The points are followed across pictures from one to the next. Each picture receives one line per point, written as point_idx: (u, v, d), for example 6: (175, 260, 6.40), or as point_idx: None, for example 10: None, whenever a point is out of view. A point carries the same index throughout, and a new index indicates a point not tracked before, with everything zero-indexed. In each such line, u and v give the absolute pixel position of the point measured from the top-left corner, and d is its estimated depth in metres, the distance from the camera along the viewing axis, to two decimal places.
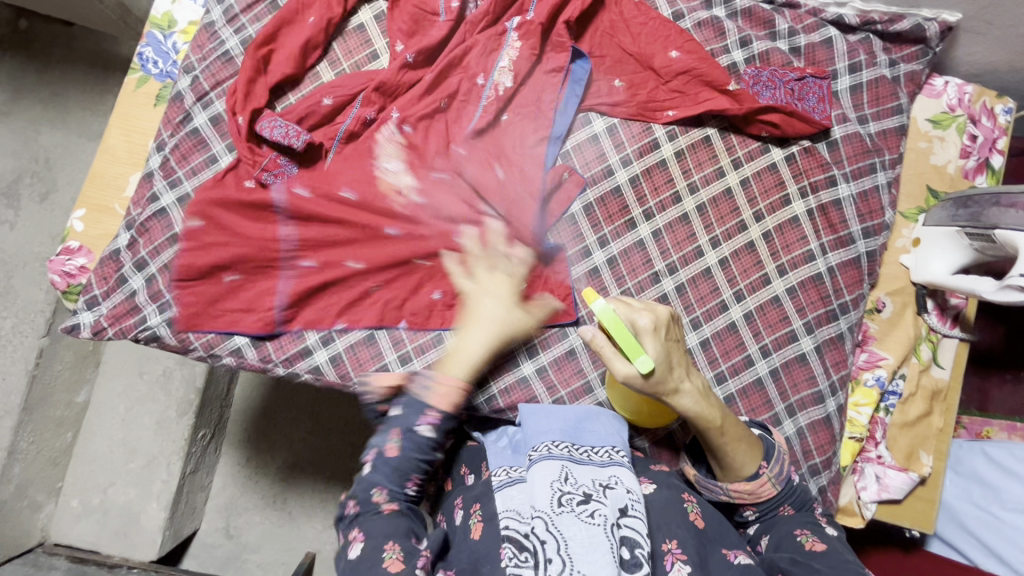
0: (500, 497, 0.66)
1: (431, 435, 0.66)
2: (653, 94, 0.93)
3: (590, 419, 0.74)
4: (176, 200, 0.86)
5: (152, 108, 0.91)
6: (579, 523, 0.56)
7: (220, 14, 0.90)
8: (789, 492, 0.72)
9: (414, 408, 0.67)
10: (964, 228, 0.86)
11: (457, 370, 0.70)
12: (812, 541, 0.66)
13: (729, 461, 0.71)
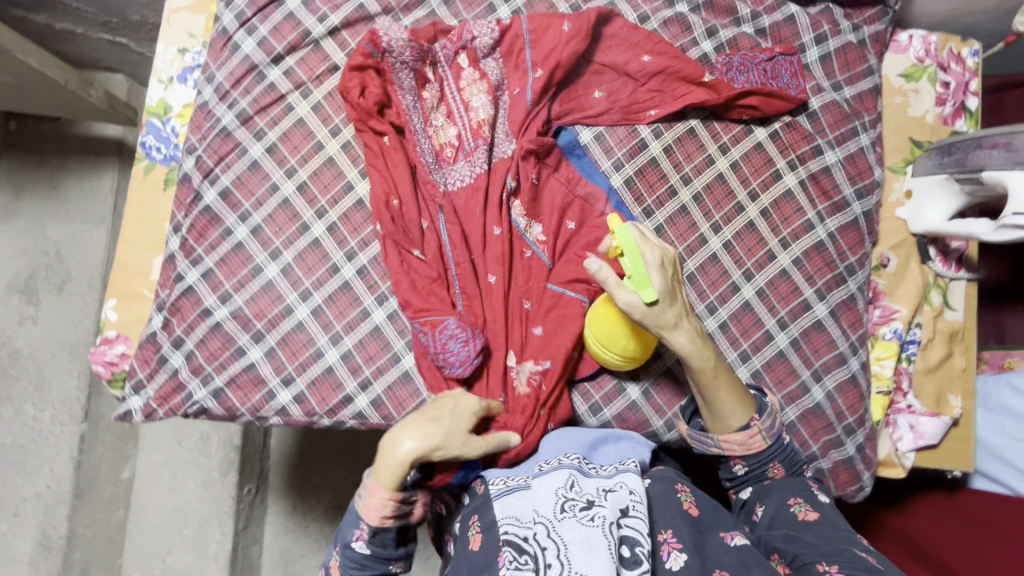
0: (499, 505, 0.67)
1: (364, 550, 0.72)
2: (635, 97, 0.97)
3: (605, 441, 0.82)
4: (201, 276, 0.90)
5: (162, 192, 0.95)
6: (581, 527, 0.60)
7: (212, 93, 0.94)
8: (783, 452, 0.76)
9: (350, 521, 0.73)
10: (952, 174, 0.89)
11: (386, 481, 0.69)
12: (805, 511, 0.71)
13: (720, 408, 0.75)
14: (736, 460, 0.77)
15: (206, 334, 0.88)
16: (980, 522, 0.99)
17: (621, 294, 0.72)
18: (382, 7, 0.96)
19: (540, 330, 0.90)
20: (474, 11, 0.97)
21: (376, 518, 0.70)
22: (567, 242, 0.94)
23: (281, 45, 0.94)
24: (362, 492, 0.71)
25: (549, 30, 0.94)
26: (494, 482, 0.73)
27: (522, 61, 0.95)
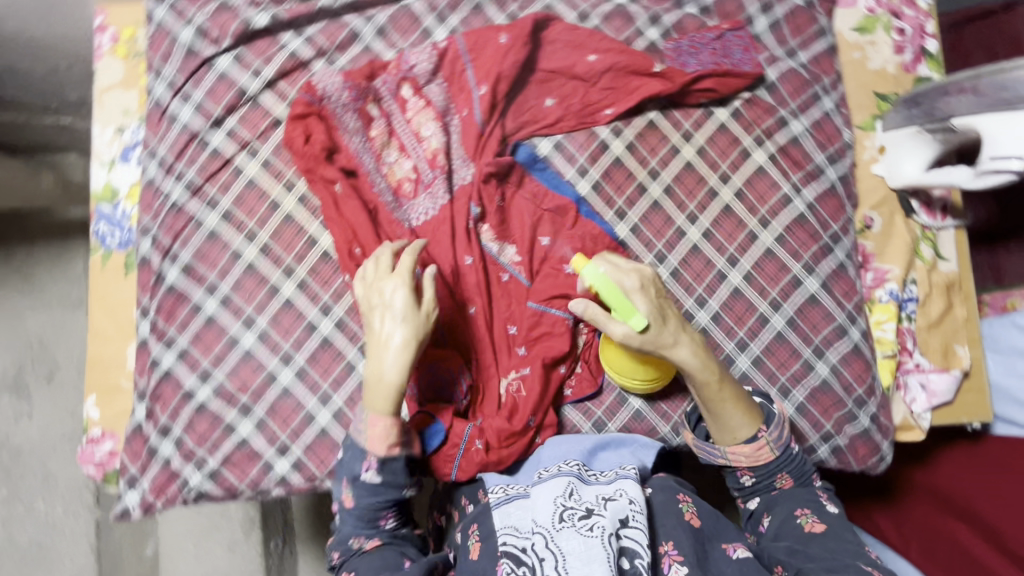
0: (499, 514, 0.69)
1: (377, 478, 0.73)
2: (589, 97, 0.94)
3: (605, 446, 0.81)
4: (176, 358, 0.87)
5: (124, 278, 0.91)
6: (579, 537, 0.62)
7: (157, 168, 0.91)
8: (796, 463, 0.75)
9: (353, 456, 0.73)
10: (923, 126, 0.87)
11: (381, 406, 0.71)
12: (812, 523, 0.71)
13: (726, 422, 0.74)
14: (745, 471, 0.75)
15: (192, 417, 0.86)
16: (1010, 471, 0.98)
17: (611, 323, 0.70)
18: (315, 50, 0.93)
19: (523, 348, 0.87)
20: (410, 38, 0.94)
21: (383, 445, 0.71)
22: (547, 256, 0.90)
23: (219, 108, 0.91)
24: (360, 426, 0.72)
25: (491, 41, 0.91)
26: (493, 490, 0.73)
27: (466, 80, 0.92)
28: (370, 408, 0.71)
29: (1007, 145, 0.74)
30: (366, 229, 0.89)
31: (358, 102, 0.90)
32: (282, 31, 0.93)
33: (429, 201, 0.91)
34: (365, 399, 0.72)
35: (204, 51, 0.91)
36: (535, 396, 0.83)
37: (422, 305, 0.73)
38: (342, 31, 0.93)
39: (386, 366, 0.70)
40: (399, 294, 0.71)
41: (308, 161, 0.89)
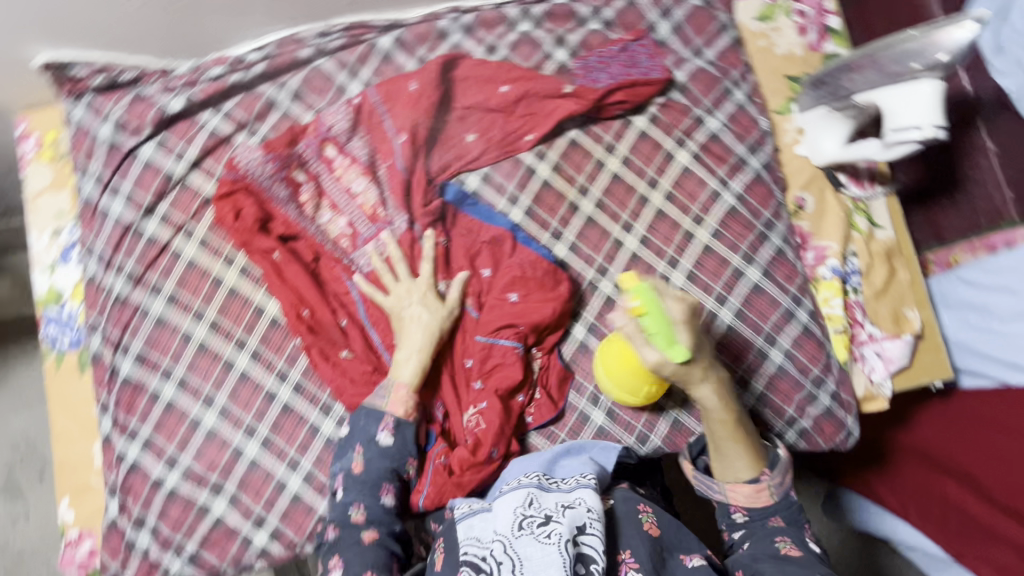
0: (462, 526, 0.71)
1: (389, 440, 0.78)
2: (508, 127, 0.95)
3: (568, 454, 0.83)
4: (141, 447, 0.88)
5: (80, 376, 0.92)
6: (536, 544, 0.65)
7: (97, 264, 0.92)
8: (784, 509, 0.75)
9: (371, 418, 0.78)
10: (831, 106, 0.89)
11: (405, 375, 0.80)
12: (789, 547, 0.70)
13: (735, 463, 0.74)
14: (735, 509, 0.76)
15: (164, 504, 0.86)
16: (988, 424, 0.96)
17: (654, 355, 0.64)
18: (234, 124, 0.95)
19: (479, 381, 0.87)
20: (326, 97, 0.96)
21: (403, 409, 0.79)
22: (495, 283, 0.91)
23: (148, 196, 0.93)
24: (382, 393, 0.80)
25: (404, 90, 0.93)
26: (458, 506, 0.76)
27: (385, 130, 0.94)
28: (400, 379, 0.80)
29: (905, 116, 0.77)
30: (306, 286, 0.90)
31: (288, 170, 0.92)
32: (199, 111, 0.95)
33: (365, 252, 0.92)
34: (391, 372, 0.81)
35: (126, 143, 0.92)
36: (496, 428, 0.83)
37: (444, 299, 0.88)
38: (258, 101, 0.95)
39: (416, 342, 0.83)
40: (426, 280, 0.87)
41: (240, 230, 0.91)
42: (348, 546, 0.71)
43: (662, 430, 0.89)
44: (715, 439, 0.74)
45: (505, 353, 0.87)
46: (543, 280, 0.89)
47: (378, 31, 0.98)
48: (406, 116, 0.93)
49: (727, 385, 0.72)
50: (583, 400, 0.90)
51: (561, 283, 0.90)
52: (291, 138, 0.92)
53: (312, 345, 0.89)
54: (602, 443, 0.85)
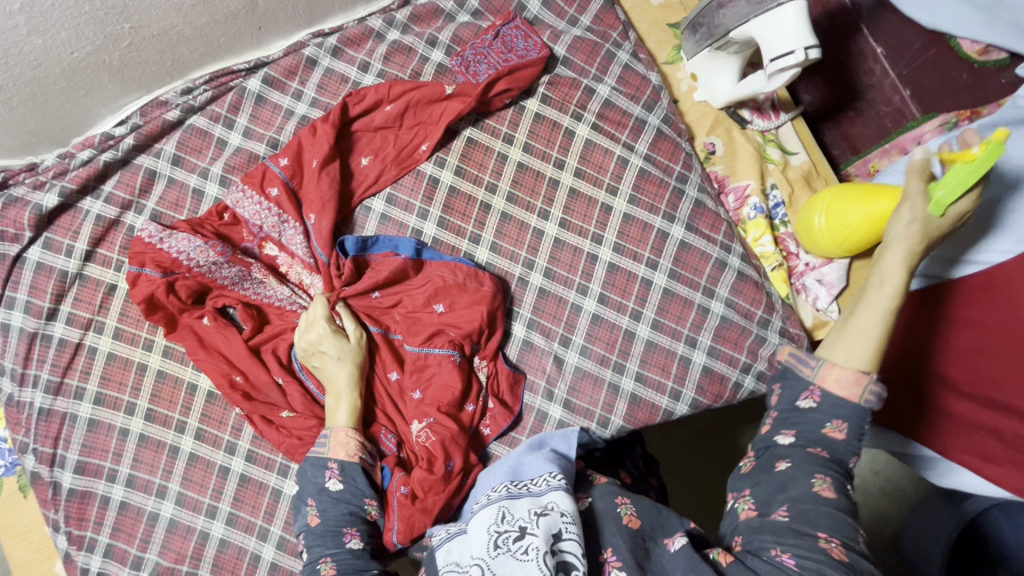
0: (441, 553, 0.69)
1: (338, 486, 0.75)
2: (416, 146, 0.92)
3: (529, 452, 0.80)
4: (104, 556, 0.85)
5: (25, 500, 0.89)
6: (514, 562, 0.62)
7: (10, 383, 0.88)
8: (859, 415, 0.63)
9: (315, 469, 0.76)
10: (711, 46, 0.85)
11: (341, 419, 0.79)
12: (824, 488, 0.59)
13: (861, 340, 0.65)
14: (807, 392, 0.65)
15: None
16: (971, 320, 0.79)
17: (914, 202, 0.68)
18: (119, 205, 0.90)
19: (417, 392, 0.86)
20: (208, 155, 0.93)
21: (344, 453, 0.77)
22: (414, 301, 0.88)
23: (47, 300, 0.88)
24: (321, 442, 0.78)
25: (308, 143, 0.89)
26: (436, 534, 0.73)
27: (293, 187, 0.89)
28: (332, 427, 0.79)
29: (777, 45, 0.75)
30: (231, 348, 0.86)
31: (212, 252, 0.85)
32: (79, 200, 0.90)
33: (290, 306, 0.90)
34: (328, 420, 0.80)
35: (10, 251, 0.88)
36: (455, 445, 0.81)
37: (349, 335, 0.84)
38: (137, 175, 0.91)
39: (340, 384, 0.81)
40: (328, 327, 0.82)
41: (179, 310, 0.87)
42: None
43: (622, 408, 0.88)
44: (853, 314, 0.67)
45: (443, 368, 0.84)
46: (465, 283, 0.87)
47: (243, 74, 0.93)
48: (292, 151, 0.88)
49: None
50: (539, 398, 0.89)
51: (483, 282, 0.87)
52: (223, 226, 0.89)
53: (249, 407, 0.86)
54: (561, 431, 0.84)
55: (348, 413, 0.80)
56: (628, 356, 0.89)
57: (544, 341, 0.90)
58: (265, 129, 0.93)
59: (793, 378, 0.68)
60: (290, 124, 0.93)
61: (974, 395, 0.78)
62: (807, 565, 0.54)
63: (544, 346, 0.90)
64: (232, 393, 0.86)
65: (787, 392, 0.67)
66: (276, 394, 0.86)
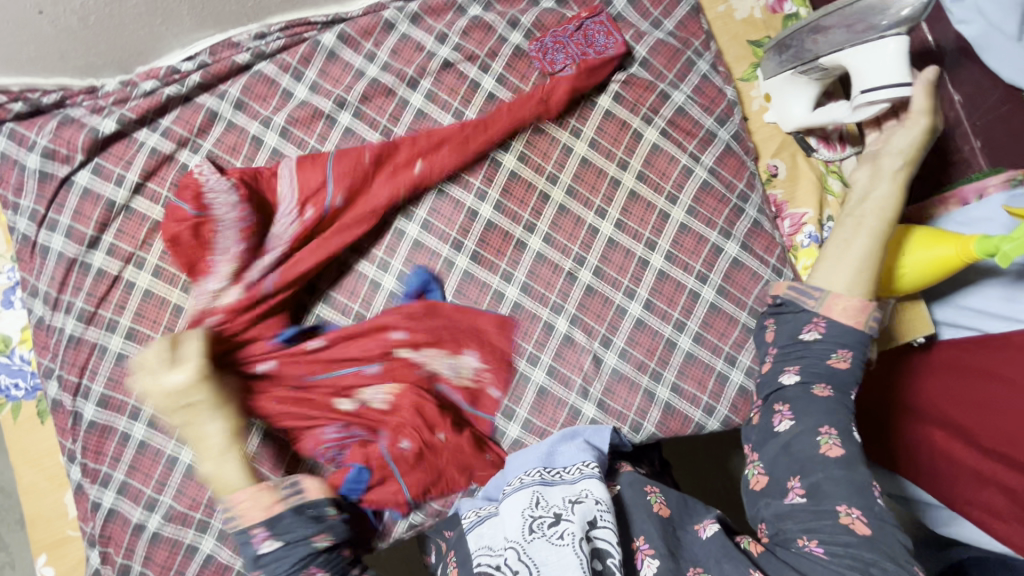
0: (473, 537, 0.71)
1: (270, 546, 0.65)
2: (479, 151, 0.89)
3: (565, 441, 0.81)
4: (118, 493, 0.83)
5: (42, 426, 0.87)
6: (551, 547, 0.63)
7: (43, 306, 0.86)
8: (861, 343, 0.70)
9: (242, 540, 0.66)
10: (795, 69, 0.85)
11: (229, 484, 0.68)
12: (830, 445, 0.64)
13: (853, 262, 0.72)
14: (811, 325, 0.72)
15: (150, 549, 0.83)
16: (985, 373, 0.88)
17: (899, 137, 0.75)
18: (175, 141, 0.88)
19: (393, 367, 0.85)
20: (271, 104, 0.91)
21: (262, 510, 0.66)
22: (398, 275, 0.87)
23: (90, 227, 0.86)
24: (231, 517, 0.67)
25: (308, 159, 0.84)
26: (465, 515, 0.76)
27: (337, 173, 0.83)
28: (230, 484, 0.68)
29: (873, 77, 0.74)
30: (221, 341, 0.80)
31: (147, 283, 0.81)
32: (135, 131, 0.88)
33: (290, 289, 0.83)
34: (220, 490, 0.68)
35: (59, 173, 0.86)
36: (413, 474, 0.82)
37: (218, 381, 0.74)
38: (198, 114, 0.89)
39: (213, 445, 0.70)
40: (185, 374, 0.70)
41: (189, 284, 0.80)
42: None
43: (656, 415, 0.88)
44: (849, 245, 0.73)
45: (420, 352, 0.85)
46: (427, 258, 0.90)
47: (319, 27, 0.92)
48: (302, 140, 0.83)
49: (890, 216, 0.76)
50: (573, 394, 0.88)
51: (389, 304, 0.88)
52: (247, 176, 0.82)
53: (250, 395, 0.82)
54: (594, 426, 0.84)
55: (238, 466, 0.70)
56: (666, 365, 0.89)
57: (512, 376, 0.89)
58: (333, 86, 0.91)
59: (795, 313, 0.74)
60: (360, 84, 0.91)
61: (992, 451, 0.85)
62: (834, 550, 0.59)
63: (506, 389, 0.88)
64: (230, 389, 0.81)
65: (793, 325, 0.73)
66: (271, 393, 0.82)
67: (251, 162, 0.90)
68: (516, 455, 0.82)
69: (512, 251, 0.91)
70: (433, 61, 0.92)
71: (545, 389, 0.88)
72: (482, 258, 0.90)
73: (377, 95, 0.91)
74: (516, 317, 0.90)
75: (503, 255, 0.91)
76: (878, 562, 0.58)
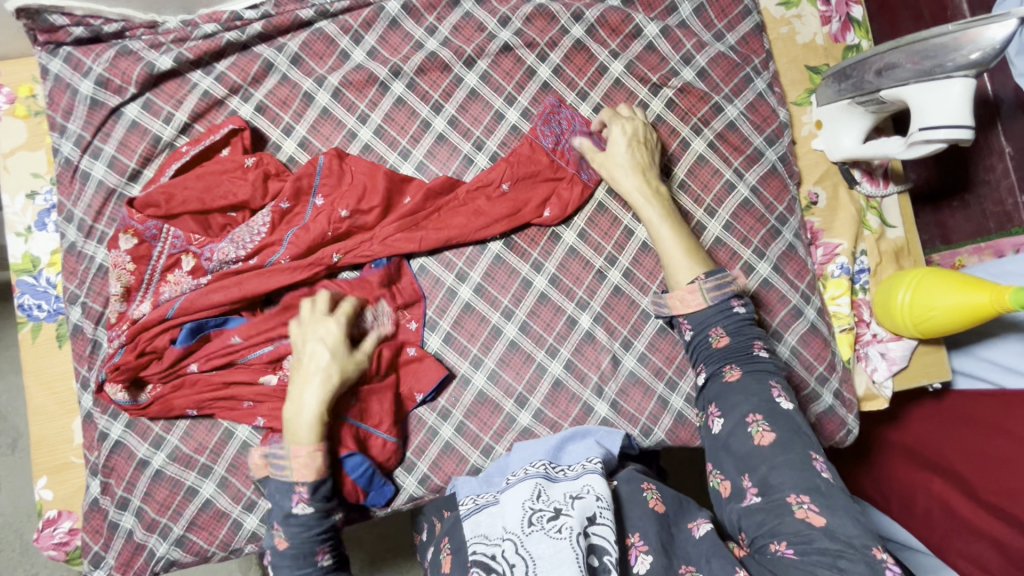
0: (470, 525, 0.72)
1: (308, 509, 0.71)
2: (477, 207, 0.88)
3: (573, 439, 0.82)
4: (125, 426, 0.83)
5: (58, 350, 0.88)
6: (548, 540, 0.63)
7: (76, 232, 0.86)
8: (720, 318, 0.74)
9: (283, 492, 0.72)
10: (854, 99, 0.86)
11: (305, 435, 0.73)
12: (761, 432, 0.65)
13: (672, 255, 0.80)
14: (681, 324, 0.77)
15: (150, 486, 0.82)
16: (992, 429, 0.90)
17: (618, 144, 0.87)
18: (227, 87, 0.88)
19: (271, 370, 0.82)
20: (327, 63, 0.91)
21: (312, 474, 0.72)
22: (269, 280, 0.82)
23: (134, 160, 0.86)
24: (282, 466, 0.73)
25: (213, 161, 0.84)
26: (463, 501, 0.77)
27: (245, 240, 0.83)
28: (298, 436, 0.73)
29: (932, 115, 0.74)
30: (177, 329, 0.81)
31: (165, 272, 0.83)
32: (190, 71, 0.88)
33: (253, 275, 0.82)
34: (291, 437, 0.73)
35: (109, 102, 0.86)
36: (375, 417, 0.82)
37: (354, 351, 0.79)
38: (254, 63, 0.89)
39: (308, 401, 0.74)
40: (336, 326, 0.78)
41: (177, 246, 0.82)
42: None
43: (667, 422, 0.88)
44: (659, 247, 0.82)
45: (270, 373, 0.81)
46: (357, 195, 0.86)
47: None
48: (186, 157, 0.84)
49: (659, 197, 0.85)
50: (587, 391, 0.89)
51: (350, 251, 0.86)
52: (156, 201, 0.81)
53: (215, 376, 0.81)
54: (607, 429, 0.85)
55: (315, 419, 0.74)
56: (683, 375, 0.89)
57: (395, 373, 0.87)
58: (390, 54, 0.91)
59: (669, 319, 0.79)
60: (417, 56, 0.91)
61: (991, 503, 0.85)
62: (805, 551, 0.58)
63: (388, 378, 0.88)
64: (209, 377, 0.82)
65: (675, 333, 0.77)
66: (230, 374, 0.81)
67: (300, 118, 0.90)
68: (527, 445, 0.83)
69: (546, 241, 0.91)
70: (493, 43, 0.92)
71: (560, 382, 0.89)
72: (515, 246, 0.90)
73: (432, 69, 0.91)
74: (541, 307, 0.90)
75: (536, 245, 0.91)
76: (845, 553, 0.57)
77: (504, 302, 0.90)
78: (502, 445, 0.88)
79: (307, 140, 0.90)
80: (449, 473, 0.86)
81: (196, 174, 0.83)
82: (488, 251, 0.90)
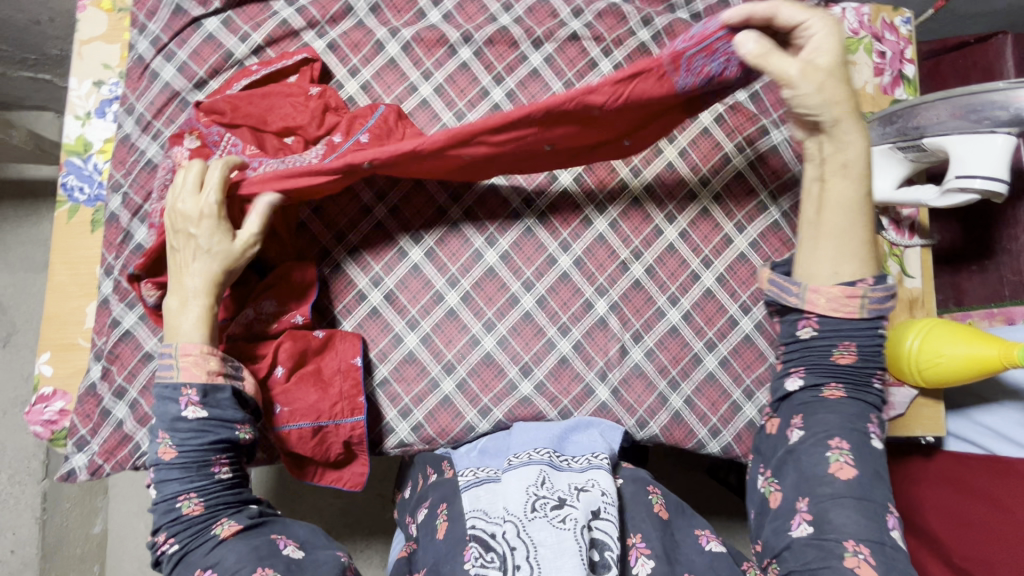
0: (468, 497, 0.72)
1: (194, 417, 0.70)
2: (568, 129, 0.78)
3: (579, 429, 0.84)
4: (138, 318, 0.84)
5: (90, 235, 0.90)
6: (551, 529, 0.64)
7: (134, 125, 0.89)
8: (864, 337, 0.70)
9: (166, 401, 0.70)
10: (895, 144, 0.86)
11: (191, 337, 0.72)
12: (840, 462, 0.68)
13: (847, 243, 0.69)
14: (805, 322, 0.72)
15: (149, 380, 0.83)
16: (971, 491, 0.91)
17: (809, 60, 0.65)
18: (306, 20, 0.92)
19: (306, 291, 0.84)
20: (403, 17, 0.95)
21: (202, 374, 0.71)
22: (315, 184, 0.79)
23: (203, 69, 0.89)
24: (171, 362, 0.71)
25: (282, 84, 0.87)
26: (463, 474, 0.76)
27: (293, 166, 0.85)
28: (184, 334, 0.72)
29: (972, 165, 0.77)
30: None
31: None
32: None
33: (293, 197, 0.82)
34: (172, 332, 0.72)
35: (192, 12, 0.89)
36: (310, 414, 0.79)
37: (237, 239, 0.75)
38: (335, 3, 0.93)
39: (191, 289, 0.73)
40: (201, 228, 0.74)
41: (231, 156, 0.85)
42: (203, 546, 0.66)
43: (663, 419, 0.90)
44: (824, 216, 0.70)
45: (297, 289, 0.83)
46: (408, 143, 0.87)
47: None
48: (258, 76, 0.88)
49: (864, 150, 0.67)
50: (590, 373, 0.90)
51: None
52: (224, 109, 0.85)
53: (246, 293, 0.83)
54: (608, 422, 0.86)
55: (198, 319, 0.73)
56: (686, 377, 0.91)
57: (393, 315, 0.89)
58: (464, 21, 0.96)
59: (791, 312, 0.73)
60: (490, 27, 0.95)
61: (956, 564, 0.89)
62: None
63: (391, 320, 0.89)
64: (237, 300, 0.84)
65: (789, 323, 0.74)
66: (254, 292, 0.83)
67: (367, 63, 0.93)
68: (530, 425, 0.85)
69: (576, 224, 0.93)
70: (563, 29, 0.96)
71: (566, 360, 0.90)
72: (548, 222, 0.92)
73: (501, 42, 0.95)
74: (562, 285, 0.92)
75: (566, 225, 0.93)
76: None
77: (527, 274, 0.91)
78: (501, 409, 0.89)
79: (370, 84, 0.93)
80: (443, 427, 0.87)
81: (264, 92, 0.86)
82: (521, 222, 0.92)
